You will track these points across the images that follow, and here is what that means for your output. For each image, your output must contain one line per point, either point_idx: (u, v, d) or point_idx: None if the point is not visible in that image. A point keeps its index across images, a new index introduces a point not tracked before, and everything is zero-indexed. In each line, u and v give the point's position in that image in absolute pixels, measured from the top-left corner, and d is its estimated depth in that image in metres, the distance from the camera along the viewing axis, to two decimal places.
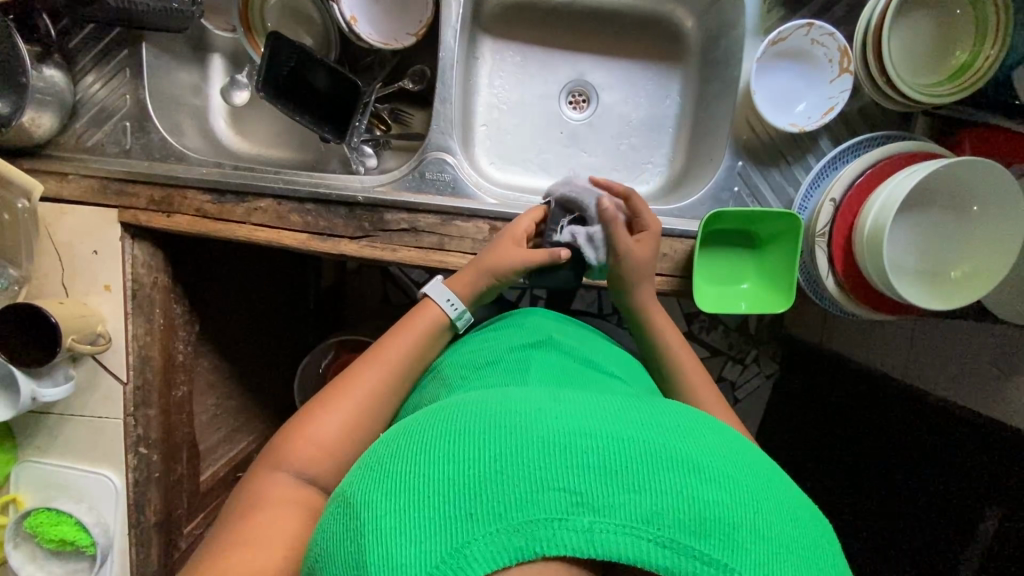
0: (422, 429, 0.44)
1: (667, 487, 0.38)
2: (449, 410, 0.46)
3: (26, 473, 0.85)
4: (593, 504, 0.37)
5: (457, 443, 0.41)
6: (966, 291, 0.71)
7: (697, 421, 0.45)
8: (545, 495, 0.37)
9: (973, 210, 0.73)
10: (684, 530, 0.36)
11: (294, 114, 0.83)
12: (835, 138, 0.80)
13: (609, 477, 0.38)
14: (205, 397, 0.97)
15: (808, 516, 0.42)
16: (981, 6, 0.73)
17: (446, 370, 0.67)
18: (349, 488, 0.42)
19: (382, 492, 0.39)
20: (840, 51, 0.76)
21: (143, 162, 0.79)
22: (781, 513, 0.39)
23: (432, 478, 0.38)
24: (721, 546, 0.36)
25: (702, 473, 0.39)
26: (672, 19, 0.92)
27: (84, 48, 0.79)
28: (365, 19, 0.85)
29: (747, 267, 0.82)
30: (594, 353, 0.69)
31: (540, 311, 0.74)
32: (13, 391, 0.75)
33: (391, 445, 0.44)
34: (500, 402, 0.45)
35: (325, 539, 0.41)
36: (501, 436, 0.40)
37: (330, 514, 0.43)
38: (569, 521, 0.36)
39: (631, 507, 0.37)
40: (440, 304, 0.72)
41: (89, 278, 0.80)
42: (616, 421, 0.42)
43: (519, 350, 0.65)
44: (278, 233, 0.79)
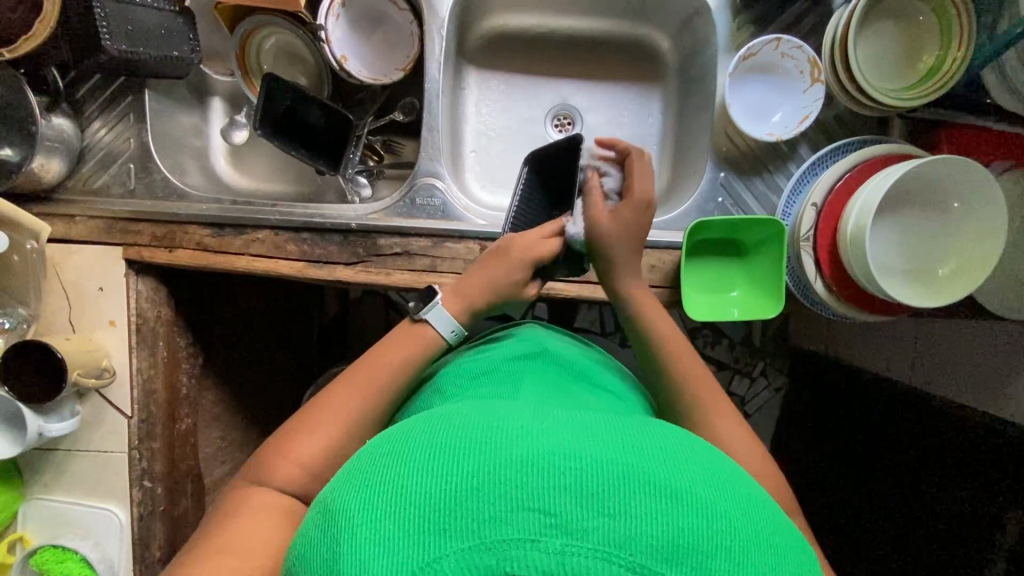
0: (404, 436, 0.42)
1: (644, 512, 0.35)
2: (432, 420, 0.44)
3: (34, 510, 0.85)
4: (567, 526, 0.34)
5: (437, 452, 0.38)
6: (942, 294, 0.72)
7: (684, 440, 0.42)
8: (519, 515, 0.35)
9: (955, 206, 0.73)
10: (659, 556, 0.34)
11: (290, 149, 0.87)
12: (814, 145, 0.82)
13: (587, 498, 0.35)
14: (210, 430, 0.99)
15: (789, 544, 0.39)
16: (942, 10, 0.75)
17: (443, 380, 0.68)
18: (330, 495, 0.41)
19: (359, 502, 0.37)
20: (810, 62, 0.78)
21: (146, 201, 0.83)
22: (761, 543, 0.37)
23: (409, 491, 0.36)
24: (695, 574, 0.34)
25: (683, 497, 0.36)
26: (649, 42, 0.96)
27: (90, 97, 0.83)
28: (355, 57, 0.90)
29: (736, 275, 0.83)
30: (585, 363, 0.69)
31: (531, 324, 0.77)
32: (19, 428, 0.76)
33: (375, 450, 0.42)
34: (484, 414, 0.43)
35: (303, 546, 0.40)
36: (480, 451, 0.38)
37: (310, 518, 0.41)
38: (541, 542, 0.34)
39: (604, 531, 0.34)
40: (441, 332, 0.71)
41: (95, 315, 0.82)
42: (601, 439, 0.39)
43: (513, 361, 0.66)
44: (276, 262, 0.81)
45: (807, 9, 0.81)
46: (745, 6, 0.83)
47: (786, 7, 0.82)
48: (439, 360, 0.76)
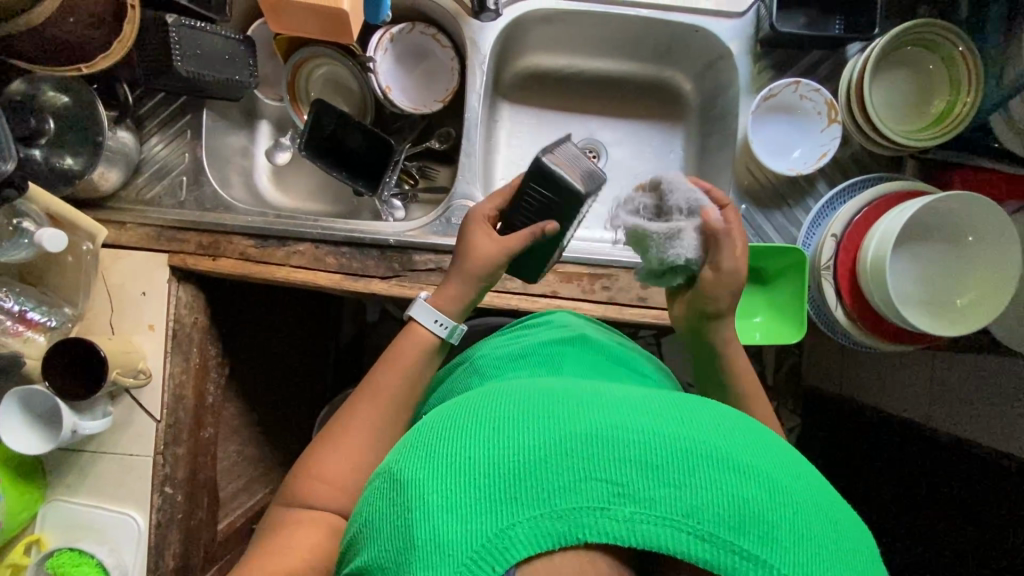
0: (462, 411, 0.43)
1: (707, 484, 0.37)
2: (489, 396, 0.45)
3: (53, 513, 0.85)
4: (634, 495, 0.37)
5: (502, 427, 0.40)
6: (957, 323, 0.74)
7: (737, 419, 0.44)
8: (587, 486, 0.37)
9: (969, 239, 0.77)
10: (724, 525, 0.36)
11: (333, 170, 0.91)
12: (831, 181, 0.87)
13: (651, 471, 0.38)
14: (228, 443, 0.99)
15: (844, 514, 0.41)
16: (951, 60, 0.81)
17: (480, 362, 0.68)
18: (393, 466, 0.42)
19: (428, 472, 0.39)
20: (828, 104, 0.84)
21: (195, 212, 0.87)
22: (819, 511, 0.39)
23: (478, 461, 0.38)
24: (761, 542, 0.36)
25: (744, 470, 0.38)
26: (672, 84, 1.02)
27: (152, 114, 0.89)
28: (398, 88, 0.96)
29: (757, 302, 0.85)
30: (622, 352, 0.69)
31: (568, 313, 0.77)
32: (53, 425, 0.77)
33: (435, 424, 0.43)
34: (541, 391, 0.44)
35: (368, 513, 0.42)
36: (546, 426, 0.40)
37: (373, 488, 0.43)
38: (611, 511, 0.36)
39: (670, 501, 0.37)
40: (427, 325, 0.69)
41: (135, 318, 0.85)
42: (660, 416, 0.41)
43: (552, 345, 0.66)
44: (314, 274, 0.85)
45: (824, 57, 0.87)
46: (766, 52, 0.89)
47: (803, 55, 0.88)
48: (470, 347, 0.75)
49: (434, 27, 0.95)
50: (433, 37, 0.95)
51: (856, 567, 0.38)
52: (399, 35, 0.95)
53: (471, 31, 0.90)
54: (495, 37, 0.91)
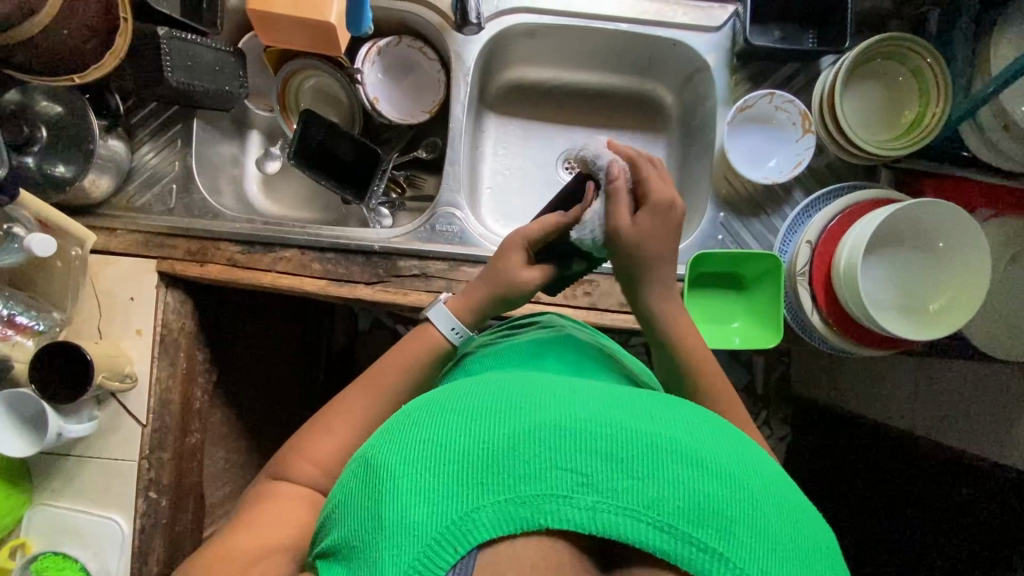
0: (438, 401, 0.44)
1: (670, 478, 0.38)
2: (466, 389, 0.46)
3: (37, 517, 0.85)
4: (598, 485, 0.37)
5: (474, 417, 0.41)
6: (929, 328, 0.76)
7: (707, 421, 0.45)
8: (553, 475, 0.37)
9: (940, 246, 0.78)
10: (685, 518, 0.37)
11: (321, 178, 0.93)
12: (807, 190, 0.89)
13: (616, 463, 0.38)
14: (216, 449, 1.00)
15: (806, 518, 0.41)
16: (920, 72, 0.84)
17: (467, 360, 0.69)
18: (367, 451, 0.43)
19: (400, 456, 0.39)
20: (801, 115, 0.87)
21: (184, 219, 0.88)
22: (781, 512, 0.39)
23: (449, 447, 0.39)
24: (719, 536, 0.36)
25: (706, 467, 0.39)
26: (654, 96, 1.05)
27: (144, 123, 0.91)
28: (385, 99, 0.99)
29: (736, 307, 0.87)
30: (607, 353, 0.70)
31: (557, 315, 0.77)
32: (39, 429, 0.78)
33: (411, 413, 0.44)
34: (516, 385, 0.45)
35: (340, 496, 0.42)
36: (517, 416, 0.41)
37: (347, 473, 0.43)
38: (574, 499, 0.37)
39: (633, 492, 0.37)
40: (444, 333, 0.71)
41: (122, 323, 0.86)
42: (629, 413, 0.42)
43: (536, 343, 0.66)
44: (300, 280, 0.86)
45: (798, 70, 0.90)
46: (741, 65, 0.91)
47: (778, 68, 0.91)
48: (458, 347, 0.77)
49: (421, 40, 0.97)
50: (419, 50, 0.97)
51: (815, 567, 0.39)
52: (386, 48, 0.97)
53: (454, 43, 0.93)
54: (480, 49, 0.93)
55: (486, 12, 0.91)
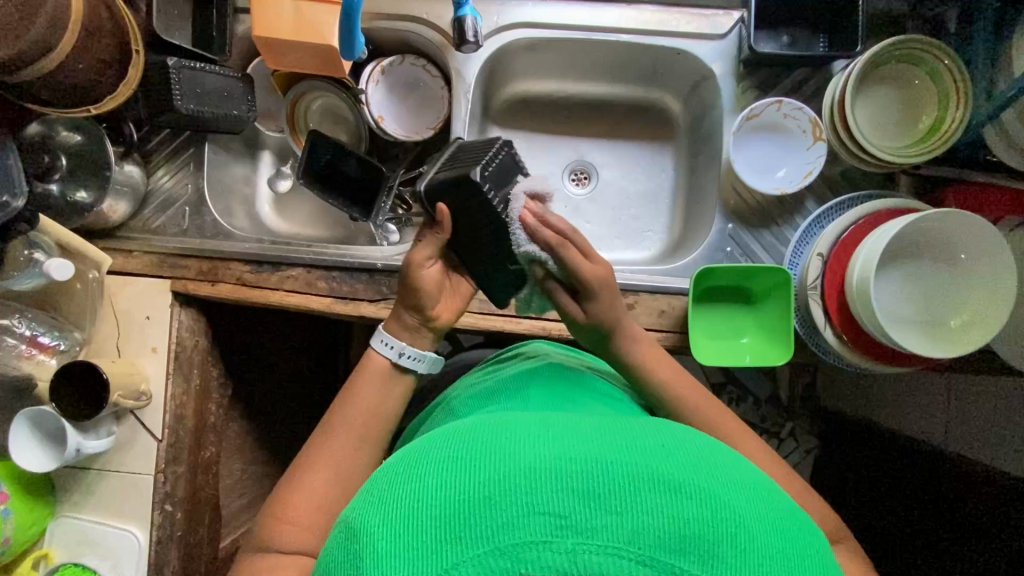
0: (417, 455, 0.45)
1: (649, 509, 0.37)
2: (445, 437, 0.46)
3: (60, 528, 0.89)
4: (577, 526, 0.37)
5: (450, 467, 0.41)
6: (947, 344, 0.72)
7: (690, 439, 0.45)
8: (530, 519, 0.37)
9: (961, 257, 0.74)
10: (667, 549, 0.36)
11: (328, 197, 0.95)
12: (820, 199, 0.86)
13: (594, 499, 0.38)
14: (232, 462, 1.03)
15: (794, 528, 0.41)
16: (937, 74, 0.80)
17: (452, 403, 0.72)
18: (351, 516, 0.43)
19: (380, 519, 0.40)
20: (811, 122, 0.84)
21: (196, 239, 0.91)
22: (767, 528, 0.39)
23: (426, 503, 0.39)
24: (704, 564, 0.36)
25: (684, 492, 0.38)
26: (661, 105, 1.03)
27: (158, 148, 0.94)
28: (390, 117, 1.00)
29: (746, 323, 0.85)
30: (595, 381, 0.71)
31: (540, 343, 0.79)
32: (59, 444, 0.81)
33: (392, 471, 0.44)
34: (493, 427, 0.45)
35: (328, 564, 0.42)
36: (491, 461, 0.40)
37: (335, 540, 0.43)
38: (553, 543, 0.36)
39: (613, 528, 0.37)
40: (379, 349, 0.71)
41: (138, 341, 0.89)
42: (603, 445, 0.41)
43: (519, 378, 0.68)
44: (307, 298, 0.88)
45: (808, 76, 0.87)
46: (749, 72, 0.89)
47: (787, 74, 0.88)
48: (449, 389, 0.78)
49: (424, 59, 0.98)
50: (422, 68, 0.98)
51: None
52: (390, 67, 0.98)
53: (456, 60, 0.93)
54: (482, 64, 0.93)
55: (486, 28, 0.92)
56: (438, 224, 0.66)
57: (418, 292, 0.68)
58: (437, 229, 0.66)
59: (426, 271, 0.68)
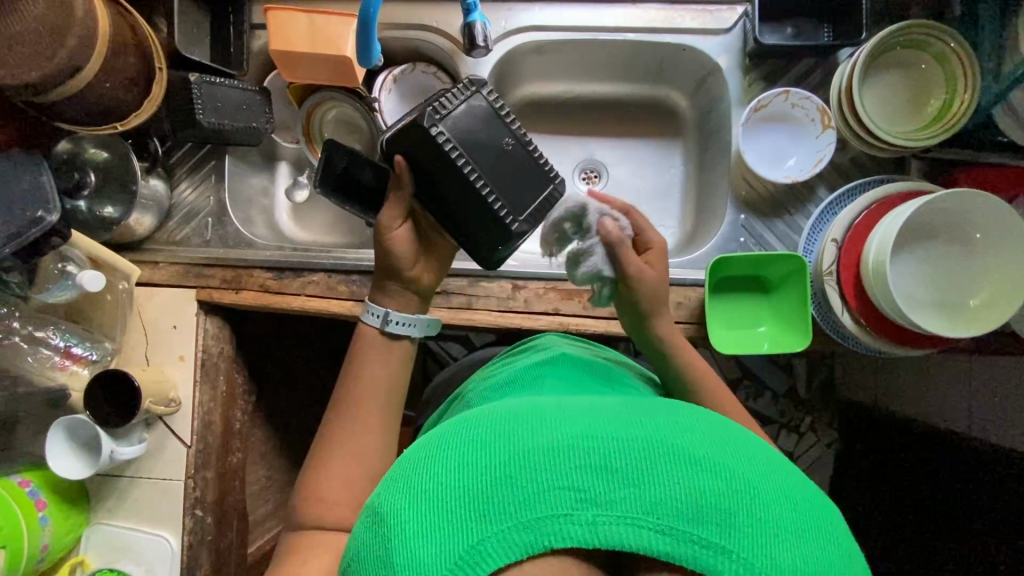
0: (437, 440, 0.47)
1: (664, 481, 0.40)
2: (463, 421, 0.48)
3: (95, 536, 0.90)
4: (596, 499, 0.39)
5: (472, 448, 0.43)
6: (968, 324, 0.73)
7: (701, 416, 0.47)
8: (552, 495, 0.39)
9: (977, 237, 0.74)
10: (684, 518, 0.38)
11: (345, 204, 0.98)
12: (831, 186, 0.86)
13: (612, 474, 0.40)
14: (257, 468, 1.04)
15: (808, 496, 0.43)
16: (943, 57, 0.81)
17: (470, 394, 0.74)
18: (377, 501, 0.45)
19: (407, 502, 0.42)
20: (819, 110, 0.85)
21: (219, 249, 0.94)
22: (780, 495, 0.41)
23: (451, 484, 0.42)
24: (721, 531, 0.38)
25: (698, 464, 0.41)
26: (668, 102, 1.04)
27: (180, 162, 0.97)
28: (403, 123, 1.02)
29: (763, 311, 0.85)
30: (612, 371, 0.72)
31: (556, 335, 0.80)
32: (94, 452, 0.83)
33: (414, 456, 0.47)
34: (510, 410, 0.47)
35: (358, 547, 0.45)
36: (512, 441, 0.43)
37: (362, 523, 0.46)
38: (574, 516, 0.39)
39: (630, 501, 0.39)
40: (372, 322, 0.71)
41: (166, 350, 0.91)
42: (619, 424, 0.44)
43: (536, 367, 0.69)
44: (327, 302, 0.90)
45: (814, 65, 0.88)
46: (754, 65, 0.90)
47: (793, 65, 0.89)
48: (467, 383, 0.80)
49: (434, 66, 1.01)
50: (433, 75, 1.01)
51: (822, 546, 0.40)
52: (401, 75, 1.00)
53: (465, 66, 0.95)
54: (491, 68, 0.95)
55: (494, 33, 0.94)
56: (396, 177, 0.65)
57: (389, 254, 0.69)
58: (396, 183, 0.66)
59: (393, 232, 0.69)
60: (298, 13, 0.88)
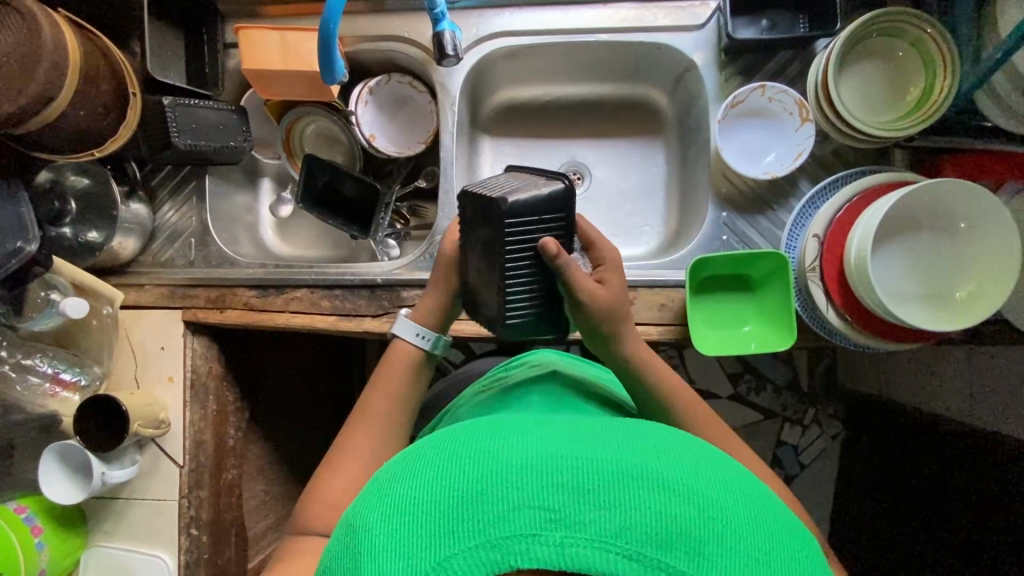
0: (415, 454, 0.46)
1: (636, 505, 0.39)
2: (441, 436, 0.48)
3: (93, 558, 0.91)
4: (566, 520, 0.38)
5: (447, 465, 0.43)
6: (951, 316, 0.72)
7: (681, 443, 0.46)
8: (521, 514, 0.39)
9: (961, 227, 0.73)
10: (653, 544, 0.37)
11: (327, 218, 0.97)
12: (814, 179, 0.85)
13: (583, 495, 0.39)
14: (255, 483, 1.05)
15: (783, 531, 0.42)
16: (922, 44, 0.79)
17: (458, 410, 0.74)
18: (351, 514, 0.45)
19: (378, 514, 0.42)
20: (797, 103, 0.84)
21: (204, 269, 0.94)
22: (754, 526, 0.40)
23: (422, 499, 0.41)
24: (689, 559, 0.37)
25: (671, 490, 0.40)
26: (648, 100, 1.03)
27: (163, 184, 0.97)
28: (382, 135, 1.02)
29: (748, 310, 0.84)
30: (597, 385, 0.72)
31: (548, 352, 0.80)
32: (86, 476, 0.84)
33: (391, 470, 0.46)
34: (489, 428, 0.47)
35: (329, 560, 0.44)
36: (486, 459, 0.42)
37: (334, 538, 0.45)
38: (542, 537, 0.38)
39: (600, 523, 0.38)
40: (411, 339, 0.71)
41: (155, 372, 0.92)
42: (594, 445, 0.43)
43: (522, 384, 0.69)
44: (312, 317, 0.90)
45: (791, 57, 0.87)
46: (730, 60, 0.89)
47: (770, 57, 0.88)
48: (458, 399, 0.80)
49: (410, 75, 1.00)
50: (409, 85, 1.00)
51: None
52: (377, 87, 1.00)
53: (439, 75, 0.94)
54: (465, 76, 0.95)
55: (466, 41, 0.93)
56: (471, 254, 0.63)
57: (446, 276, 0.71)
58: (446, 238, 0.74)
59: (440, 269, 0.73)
60: (268, 32, 0.88)
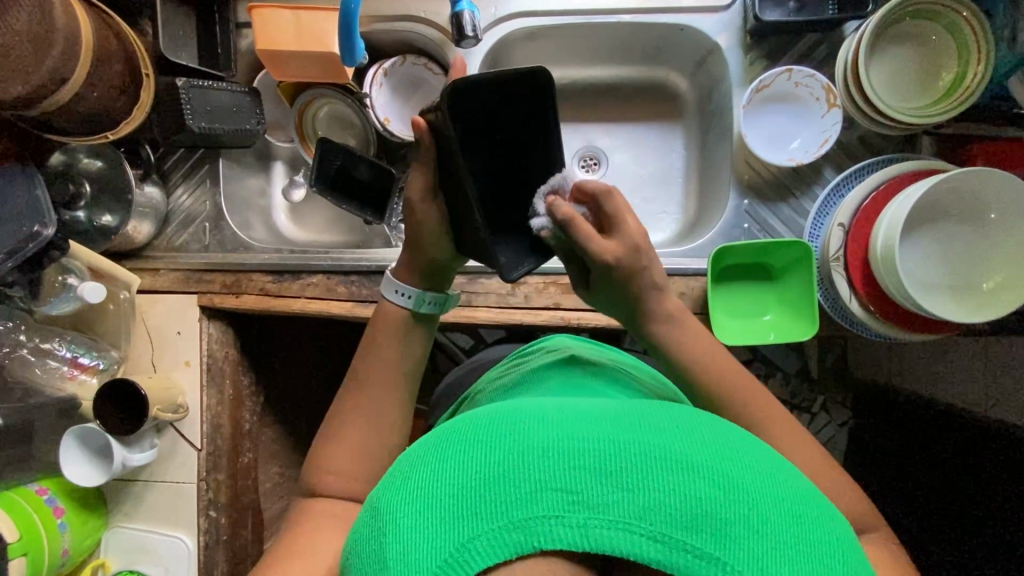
0: (435, 437, 0.46)
1: (660, 487, 0.39)
2: (462, 419, 0.48)
3: (114, 538, 0.93)
4: (589, 502, 0.38)
5: (467, 448, 0.43)
6: (983, 309, 0.70)
7: (702, 421, 0.46)
8: (544, 496, 0.39)
9: (992, 216, 0.71)
10: (678, 525, 0.37)
11: (342, 203, 0.96)
12: (838, 166, 0.83)
13: (607, 477, 0.39)
14: (270, 466, 1.06)
15: (809, 509, 0.42)
16: (955, 27, 0.77)
17: (478, 396, 0.74)
18: (372, 498, 0.45)
19: (400, 497, 0.41)
20: (824, 88, 0.82)
21: (218, 254, 0.94)
22: (780, 504, 0.40)
23: (443, 483, 0.41)
24: (716, 540, 0.37)
25: (695, 470, 0.40)
26: (668, 83, 1.01)
27: (175, 168, 0.96)
28: (396, 118, 1.00)
29: (770, 299, 0.83)
30: (616, 371, 0.71)
31: (565, 336, 0.79)
32: (106, 459, 0.85)
33: (411, 454, 0.46)
34: (507, 411, 0.46)
35: (353, 543, 0.44)
36: (508, 441, 0.42)
37: (357, 522, 0.45)
38: (565, 519, 0.38)
39: (624, 505, 0.38)
40: (394, 300, 0.69)
41: (172, 356, 0.92)
42: (616, 426, 0.43)
43: (541, 368, 0.69)
44: (329, 304, 0.89)
45: (818, 41, 0.85)
46: (755, 42, 0.87)
47: (796, 40, 0.86)
48: (473, 386, 0.80)
49: (425, 57, 0.98)
50: (424, 66, 0.98)
51: (820, 562, 0.39)
52: (391, 69, 0.98)
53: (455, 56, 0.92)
54: (483, 57, 0.92)
55: (484, 21, 0.91)
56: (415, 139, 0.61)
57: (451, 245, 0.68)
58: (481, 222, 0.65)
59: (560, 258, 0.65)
60: (282, 10, 0.86)
